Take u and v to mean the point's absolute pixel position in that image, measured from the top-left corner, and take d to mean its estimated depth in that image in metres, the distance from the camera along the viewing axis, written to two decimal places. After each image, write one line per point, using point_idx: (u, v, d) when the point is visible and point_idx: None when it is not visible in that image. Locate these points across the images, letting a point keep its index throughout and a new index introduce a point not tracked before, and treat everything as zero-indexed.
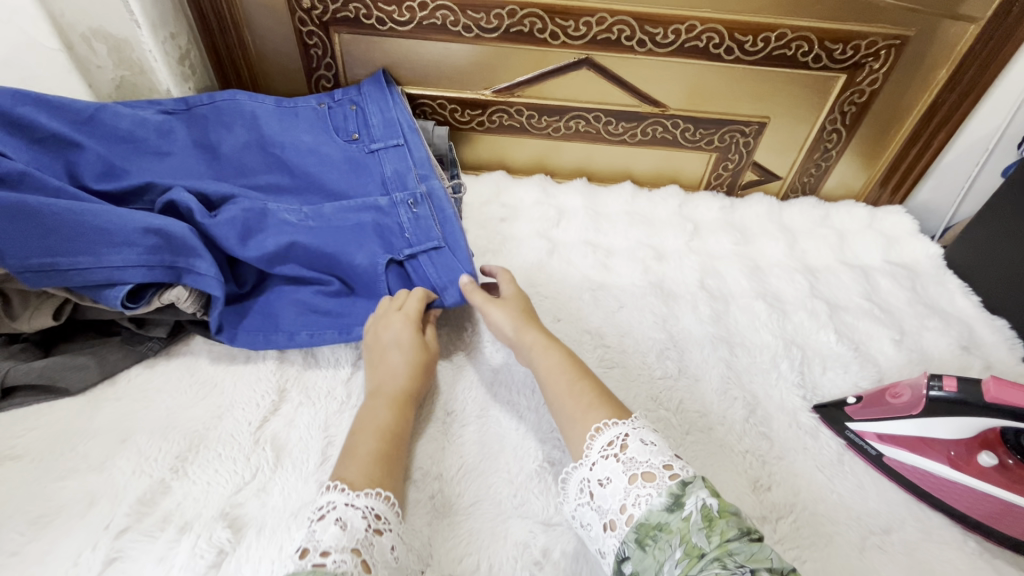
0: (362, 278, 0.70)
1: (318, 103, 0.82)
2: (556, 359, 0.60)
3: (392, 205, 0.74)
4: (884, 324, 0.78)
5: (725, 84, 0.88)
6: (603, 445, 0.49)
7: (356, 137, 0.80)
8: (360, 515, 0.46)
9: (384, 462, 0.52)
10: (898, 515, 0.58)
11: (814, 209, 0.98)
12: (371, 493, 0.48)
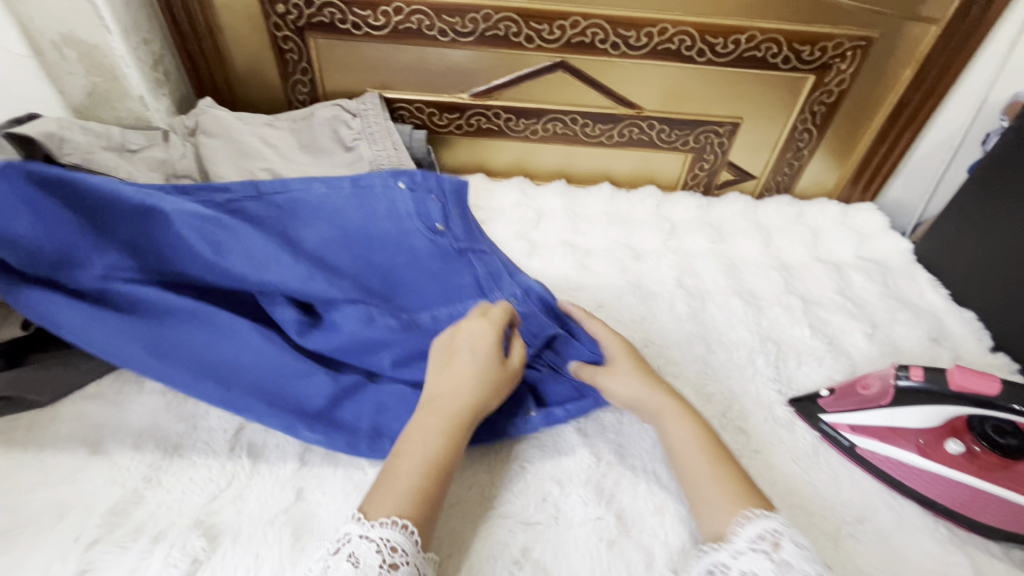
0: None
1: (398, 185, 0.72)
2: (693, 433, 0.56)
3: (489, 305, 0.68)
4: (856, 317, 0.80)
5: (698, 86, 0.90)
6: (754, 537, 0.46)
7: (442, 228, 0.73)
8: (373, 549, 0.44)
9: (425, 504, 0.49)
10: (872, 505, 0.59)
11: (789, 207, 0.99)
12: (387, 523, 0.46)
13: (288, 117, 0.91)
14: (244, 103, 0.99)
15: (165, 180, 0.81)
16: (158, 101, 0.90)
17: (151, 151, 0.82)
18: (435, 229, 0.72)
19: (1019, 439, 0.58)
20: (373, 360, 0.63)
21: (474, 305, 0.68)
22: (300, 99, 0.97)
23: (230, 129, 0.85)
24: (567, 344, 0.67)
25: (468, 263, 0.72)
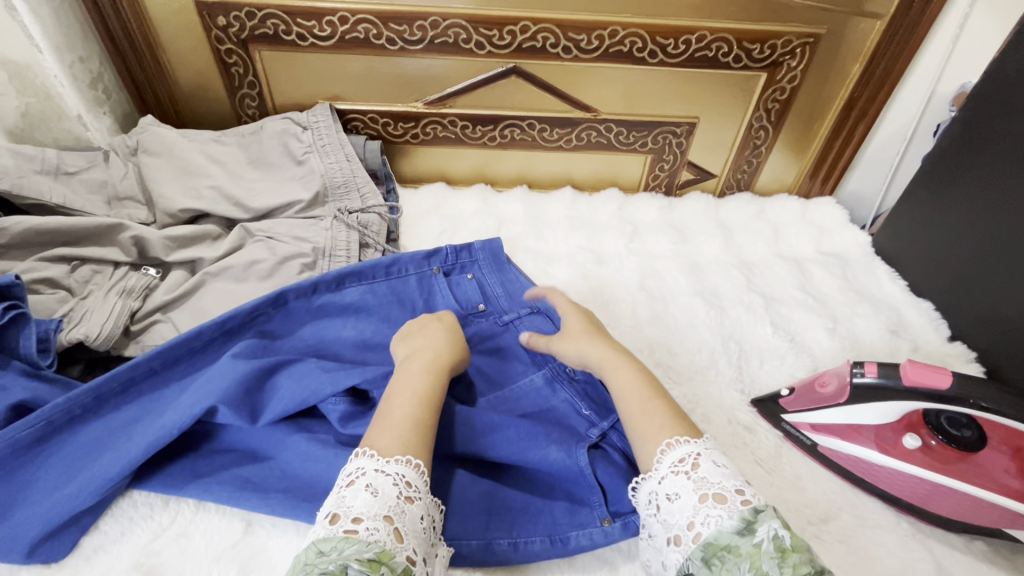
0: (561, 476, 0.58)
1: (432, 268, 0.74)
2: (637, 372, 0.59)
3: (551, 381, 0.66)
4: (817, 313, 0.80)
5: (652, 87, 0.89)
6: (675, 462, 0.49)
7: (485, 307, 0.73)
8: (390, 482, 0.45)
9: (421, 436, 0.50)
10: (835, 504, 0.59)
11: (749, 204, 1.00)
12: (401, 460, 0.47)
13: (237, 132, 0.87)
14: (192, 119, 0.95)
15: (107, 203, 0.78)
16: (98, 121, 0.86)
17: (91, 173, 0.79)
18: (476, 310, 0.73)
19: (974, 431, 0.58)
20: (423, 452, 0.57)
21: (531, 383, 0.66)
22: (250, 113, 0.94)
23: (174, 146, 0.82)
24: None
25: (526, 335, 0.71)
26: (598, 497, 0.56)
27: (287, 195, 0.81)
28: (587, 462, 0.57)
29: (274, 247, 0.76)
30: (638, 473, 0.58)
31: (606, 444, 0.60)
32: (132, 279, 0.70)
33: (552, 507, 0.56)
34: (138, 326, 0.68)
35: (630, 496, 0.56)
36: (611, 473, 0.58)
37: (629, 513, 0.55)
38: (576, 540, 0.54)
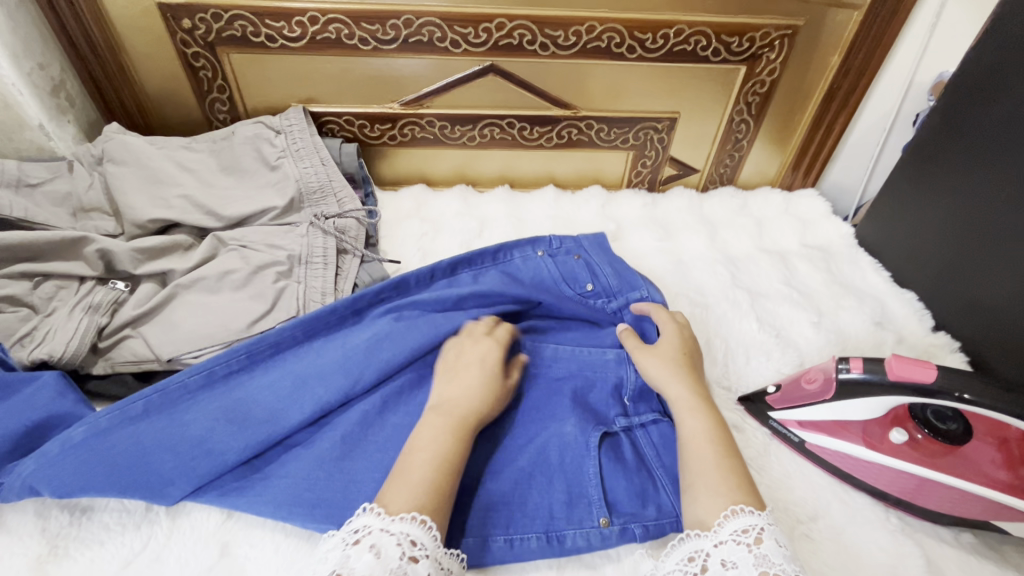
0: (568, 458, 0.58)
1: (539, 251, 0.76)
2: (709, 427, 0.54)
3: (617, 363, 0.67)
4: (803, 307, 0.79)
5: (632, 82, 0.88)
6: (736, 530, 0.45)
7: (592, 289, 0.73)
8: (394, 542, 0.41)
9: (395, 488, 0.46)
10: (823, 500, 0.58)
11: (733, 198, 1.00)
12: (407, 517, 0.43)
13: (208, 138, 0.85)
14: (160, 124, 0.92)
15: (72, 215, 0.75)
16: (62, 130, 0.83)
17: (54, 185, 0.76)
18: (585, 290, 0.73)
19: (960, 424, 0.58)
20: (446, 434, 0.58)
21: (602, 356, 0.67)
22: (220, 118, 0.91)
23: (140, 154, 0.79)
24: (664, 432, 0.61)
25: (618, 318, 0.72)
26: (597, 495, 0.55)
27: (260, 202, 0.79)
28: (596, 444, 0.58)
29: (247, 256, 0.74)
30: (643, 472, 0.58)
31: (629, 437, 0.61)
32: (98, 294, 0.67)
33: (551, 500, 0.55)
34: (106, 342, 0.65)
35: (630, 495, 0.56)
36: (616, 469, 0.58)
37: (628, 516, 0.54)
38: (572, 539, 0.53)
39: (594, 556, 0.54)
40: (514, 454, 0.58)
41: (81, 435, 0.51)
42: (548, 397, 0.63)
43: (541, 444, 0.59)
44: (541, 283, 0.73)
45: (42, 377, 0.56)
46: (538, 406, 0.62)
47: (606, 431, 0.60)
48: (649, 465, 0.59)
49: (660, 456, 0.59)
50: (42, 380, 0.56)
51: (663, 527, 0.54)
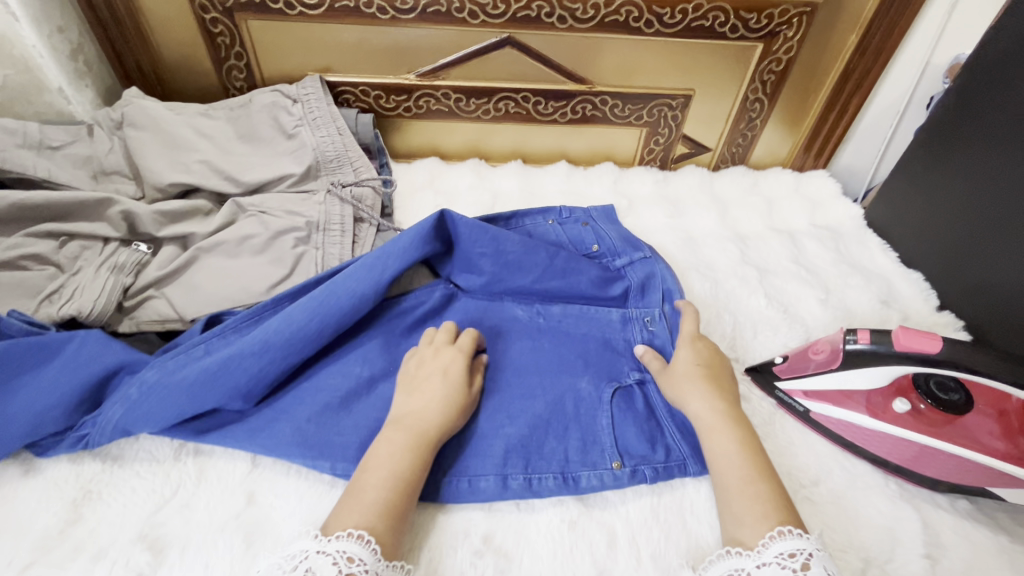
0: (583, 407, 0.62)
1: (549, 220, 0.81)
2: (740, 445, 0.54)
3: (627, 321, 0.70)
4: (810, 284, 0.81)
5: (648, 59, 0.88)
6: (783, 553, 0.45)
7: (597, 249, 0.79)
8: (331, 562, 0.43)
9: (394, 510, 0.48)
10: (826, 467, 0.60)
11: (744, 177, 1.00)
12: (344, 535, 0.45)
13: (225, 105, 0.85)
14: (176, 92, 0.93)
15: (93, 178, 0.77)
16: (80, 93, 0.84)
17: (75, 148, 0.77)
18: (590, 251, 0.79)
19: (962, 394, 0.60)
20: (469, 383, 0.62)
21: (607, 315, 0.71)
22: (237, 85, 0.92)
23: (159, 119, 0.80)
24: None
25: (629, 274, 0.74)
26: (610, 442, 0.59)
27: (278, 169, 0.80)
28: (610, 398, 0.62)
29: (267, 221, 0.75)
30: (654, 420, 0.61)
31: (642, 390, 0.64)
32: (123, 255, 0.68)
33: (566, 447, 0.59)
34: (131, 302, 0.67)
35: (641, 440, 0.59)
36: (628, 416, 0.61)
37: (638, 459, 0.58)
38: (586, 480, 0.57)
39: (601, 509, 0.56)
40: (532, 401, 0.62)
41: (135, 393, 0.55)
42: (561, 352, 0.67)
43: (558, 396, 0.62)
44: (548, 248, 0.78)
45: (80, 336, 0.58)
46: (555, 360, 0.66)
47: (618, 385, 0.64)
48: (658, 414, 0.62)
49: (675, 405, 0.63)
50: (83, 336, 0.58)
51: (669, 470, 0.57)
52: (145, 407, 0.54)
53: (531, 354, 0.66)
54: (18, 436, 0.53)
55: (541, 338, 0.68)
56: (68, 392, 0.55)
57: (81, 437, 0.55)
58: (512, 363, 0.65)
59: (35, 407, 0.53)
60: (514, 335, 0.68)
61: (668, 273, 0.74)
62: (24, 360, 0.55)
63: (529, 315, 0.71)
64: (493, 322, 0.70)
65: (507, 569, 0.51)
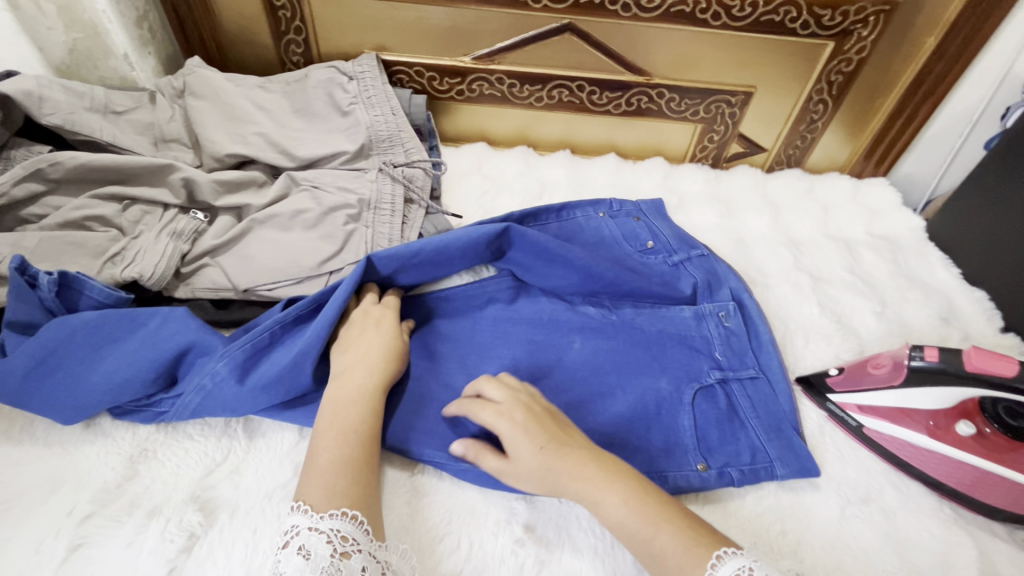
0: (664, 406, 0.63)
1: (600, 213, 0.81)
2: (626, 500, 0.48)
3: (701, 318, 0.71)
4: (866, 296, 0.78)
5: (711, 53, 0.86)
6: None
7: (653, 246, 0.79)
8: (324, 540, 0.44)
9: (350, 469, 0.48)
10: (876, 484, 0.59)
11: (799, 181, 0.97)
12: (337, 514, 0.45)
13: (282, 79, 0.86)
14: (234, 64, 0.94)
15: (154, 144, 0.78)
16: (143, 61, 0.86)
17: (138, 114, 0.78)
18: (646, 247, 0.78)
19: None
20: (545, 377, 0.64)
21: (679, 314, 0.72)
22: (294, 60, 0.92)
23: (220, 90, 0.81)
24: (755, 383, 0.66)
25: (686, 270, 0.76)
26: (693, 443, 0.60)
27: (332, 146, 0.80)
28: (691, 397, 0.63)
29: (319, 196, 0.75)
30: (735, 418, 0.62)
31: (724, 388, 0.65)
32: (181, 222, 0.70)
33: (649, 446, 0.59)
34: (188, 269, 0.68)
35: (722, 440, 0.60)
36: (710, 415, 0.62)
37: (724, 462, 0.59)
38: (674, 480, 0.57)
39: None
40: (612, 399, 0.63)
41: (225, 370, 0.56)
42: (635, 351, 0.68)
43: (640, 394, 0.63)
44: (599, 246, 0.78)
45: (163, 311, 0.59)
46: (629, 358, 0.67)
47: (699, 385, 0.64)
48: (742, 413, 0.63)
49: (758, 406, 0.64)
50: (165, 314, 0.58)
51: (757, 471, 0.58)
52: (234, 384, 0.56)
53: (605, 352, 0.67)
54: (100, 402, 0.55)
55: (616, 336, 0.69)
56: (146, 368, 0.56)
57: (159, 412, 0.57)
58: (588, 363, 0.66)
59: (117, 378, 0.55)
60: (585, 331, 0.69)
61: (727, 270, 0.77)
62: (108, 330, 0.57)
63: (600, 312, 0.72)
64: (568, 318, 0.71)
65: (547, 561, 0.52)
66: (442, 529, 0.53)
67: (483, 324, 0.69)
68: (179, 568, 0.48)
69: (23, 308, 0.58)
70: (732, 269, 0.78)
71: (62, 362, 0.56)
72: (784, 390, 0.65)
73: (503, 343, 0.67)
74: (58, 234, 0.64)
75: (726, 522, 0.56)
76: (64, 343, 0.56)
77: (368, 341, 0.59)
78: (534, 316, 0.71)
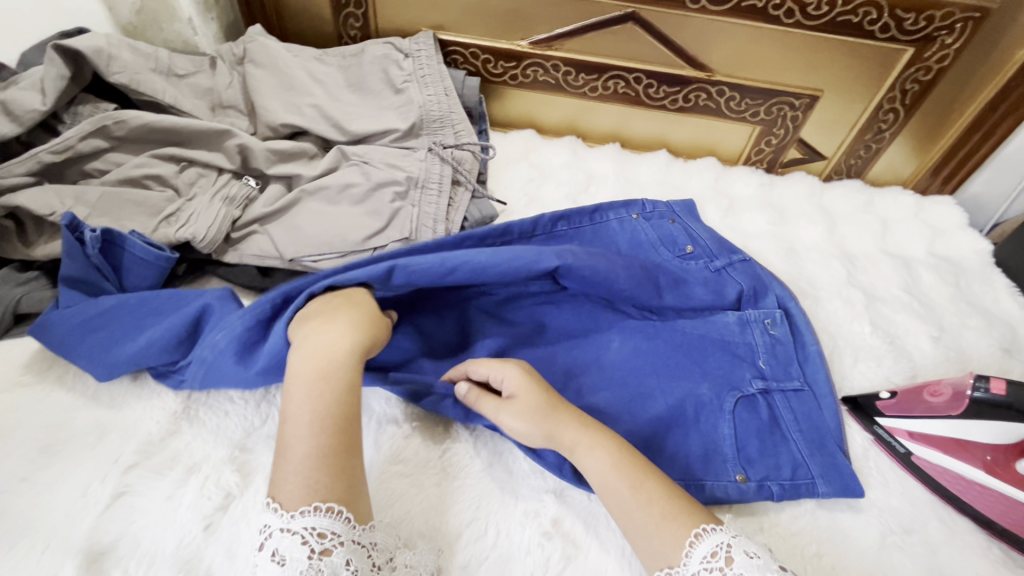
0: (704, 412, 0.61)
1: (635, 214, 0.78)
2: (612, 460, 0.50)
3: (745, 324, 0.69)
4: (922, 318, 0.74)
5: (779, 52, 0.82)
6: (706, 556, 0.44)
7: (693, 251, 0.76)
8: (298, 541, 0.42)
9: (333, 463, 0.46)
10: (920, 515, 0.56)
11: (858, 193, 0.92)
12: (310, 510, 0.43)
13: (338, 53, 0.86)
14: (292, 35, 0.94)
15: (211, 109, 0.79)
16: (206, 26, 0.87)
17: (198, 78, 0.79)
18: (685, 252, 0.76)
19: None
20: (584, 373, 0.64)
21: (723, 319, 0.69)
22: (351, 34, 0.92)
23: (278, 59, 0.81)
24: (799, 397, 0.64)
25: (730, 276, 0.73)
26: (732, 453, 0.59)
27: (384, 123, 0.80)
28: (732, 406, 0.62)
29: (368, 172, 0.75)
30: (777, 431, 0.61)
31: (766, 399, 0.63)
32: (234, 187, 0.71)
33: (687, 452, 0.59)
34: (238, 234, 0.70)
35: (762, 453, 0.59)
36: (751, 427, 0.61)
37: (764, 475, 0.58)
38: (710, 489, 0.57)
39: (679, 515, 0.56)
40: (652, 400, 0.62)
41: (224, 343, 0.54)
42: (675, 354, 0.66)
43: (679, 398, 0.62)
44: (641, 246, 0.76)
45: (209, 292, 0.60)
46: (669, 360, 0.65)
47: (741, 394, 0.63)
48: (784, 426, 0.61)
49: (801, 420, 0.62)
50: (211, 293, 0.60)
51: (798, 488, 0.57)
52: (232, 363, 0.55)
53: (645, 352, 0.66)
54: (124, 362, 0.55)
55: (657, 338, 0.67)
56: (167, 333, 0.56)
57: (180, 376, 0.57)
58: (627, 362, 0.65)
59: (143, 342, 0.56)
60: (625, 329, 0.68)
61: (773, 278, 0.74)
62: (156, 301, 0.60)
63: (641, 312, 0.70)
64: (608, 316, 0.69)
65: (574, 557, 0.51)
66: (470, 515, 0.53)
67: (521, 315, 0.69)
68: (215, 524, 0.49)
69: (73, 264, 0.59)
70: (777, 277, 0.76)
71: (104, 323, 0.57)
72: (830, 409, 0.63)
73: (543, 337, 0.66)
74: (119, 190, 0.66)
75: (758, 537, 0.54)
76: (105, 305, 0.59)
77: (348, 309, 0.54)
78: (572, 308, 0.69)
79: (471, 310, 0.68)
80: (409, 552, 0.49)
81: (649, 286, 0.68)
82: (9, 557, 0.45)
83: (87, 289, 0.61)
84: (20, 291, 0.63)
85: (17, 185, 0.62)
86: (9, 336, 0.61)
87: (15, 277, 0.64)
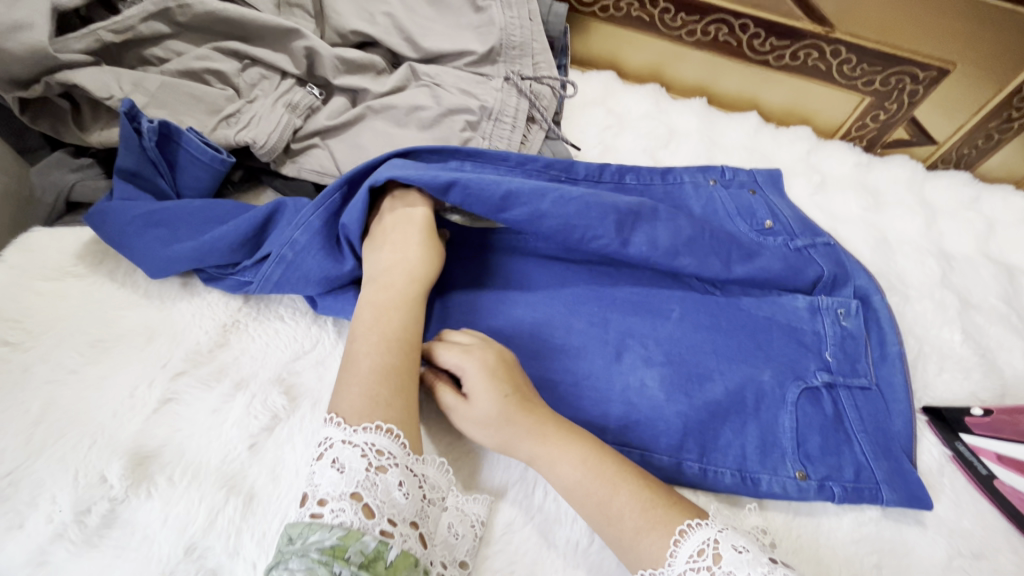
0: (765, 402, 0.57)
1: (711, 178, 0.72)
2: (579, 462, 0.46)
3: (816, 312, 0.62)
4: (1020, 334, 0.68)
5: (915, 12, 0.72)
6: (692, 556, 0.41)
7: (771, 226, 0.69)
8: (359, 453, 0.41)
9: (393, 379, 0.45)
10: (994, 542, 0.52)
11: (965, 187, 0.82)
12: (372, 427, 0.42)
13: None
14: None
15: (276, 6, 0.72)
16: None
17: None
18: (763, 226, 0.69)
19: None
20: (642, 342, 0.59)
21: (792, 305, 0.63)
22: None
23: None
24: (871, 398, 0.59)
25: (812, 257, 0.66)
26: (792, 448, 0.55)
27: (460, 43, 0.73)
28: (794, 399, 0.57)
29: (439, 96, 0.69)
30: (840, 429, 0.57)
31: (832, 394, 0.58)
32: (298, 95, 0.66)
33: (743, 442, 0.55)
34: (298, 146, 0.65)
35: (824, 457, 0.55)
36: (812, 424, 0.57)
37: (826, 475, 0.54)
38: (767, 484, 0.54)
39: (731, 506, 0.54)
40: (711, 382, 0.57)
41: (304, 238, 0.53)
42: (738, 335, 0.60)
43: (740, 383, 0.57)
44: (714, 214, 0.70)
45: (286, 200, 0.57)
46: (731, 338, 0.60)
47: (806, 386, 0.58)
48: (848, 425, 0.57)
49: (867, 420, 0.58)
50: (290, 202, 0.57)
51: (860, 492, 0.54)
52: (316, 255, 0.53)
53: (705, 329, 0.60)
54: (187, 258, 0.52)
55: (719, 317, 0.61)
56: (238, 233, 0.53)
57: (240, 282, 0.55)
58: (685, 338, 0.60)
59: (206, 239, 0.53)
60: (686, 302, 0.62)
61: (857, 264, 0.67)
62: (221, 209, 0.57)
63: (703, 286, 0.64)
64: (668, 287, 0.63)
65: None
66: (518, 472, 0.52)
67: (582, 271, 0.64)
68: (259, 445, 0.48)
69: (129, 155, 0.56)
70: (861, 265, 0.69)
71: (165, 220, 0.55)
72: (900, 418, 0.58)
73: (600, 304, 0.61)
74: (180, 82, 0.62)
75: (817, 537, 0.52)
76: (172, 202, 0.56)
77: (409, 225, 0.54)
78: (627, 271, 0.64)
79: (533, 262, 0.64)
80: (459, 496, 0.48)
81: (715, 259, 0.61)
82: (56, 448, 0.45)
83: (141, 185, 0.58)
84: (74, 177, 0.60)
85: (76, 62, 0.58)
86: (63, 225, 0.59)
87: (71, 163, 0.62)
